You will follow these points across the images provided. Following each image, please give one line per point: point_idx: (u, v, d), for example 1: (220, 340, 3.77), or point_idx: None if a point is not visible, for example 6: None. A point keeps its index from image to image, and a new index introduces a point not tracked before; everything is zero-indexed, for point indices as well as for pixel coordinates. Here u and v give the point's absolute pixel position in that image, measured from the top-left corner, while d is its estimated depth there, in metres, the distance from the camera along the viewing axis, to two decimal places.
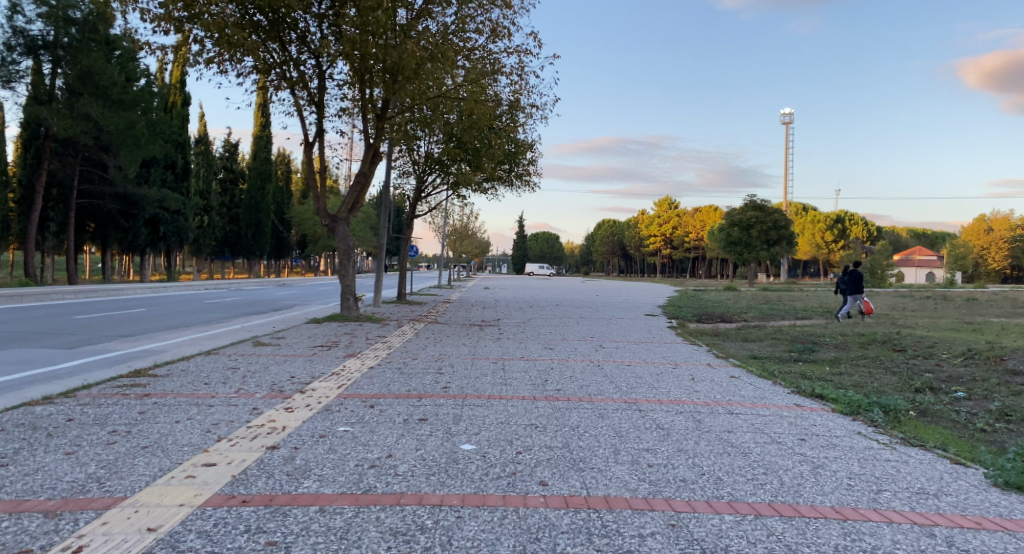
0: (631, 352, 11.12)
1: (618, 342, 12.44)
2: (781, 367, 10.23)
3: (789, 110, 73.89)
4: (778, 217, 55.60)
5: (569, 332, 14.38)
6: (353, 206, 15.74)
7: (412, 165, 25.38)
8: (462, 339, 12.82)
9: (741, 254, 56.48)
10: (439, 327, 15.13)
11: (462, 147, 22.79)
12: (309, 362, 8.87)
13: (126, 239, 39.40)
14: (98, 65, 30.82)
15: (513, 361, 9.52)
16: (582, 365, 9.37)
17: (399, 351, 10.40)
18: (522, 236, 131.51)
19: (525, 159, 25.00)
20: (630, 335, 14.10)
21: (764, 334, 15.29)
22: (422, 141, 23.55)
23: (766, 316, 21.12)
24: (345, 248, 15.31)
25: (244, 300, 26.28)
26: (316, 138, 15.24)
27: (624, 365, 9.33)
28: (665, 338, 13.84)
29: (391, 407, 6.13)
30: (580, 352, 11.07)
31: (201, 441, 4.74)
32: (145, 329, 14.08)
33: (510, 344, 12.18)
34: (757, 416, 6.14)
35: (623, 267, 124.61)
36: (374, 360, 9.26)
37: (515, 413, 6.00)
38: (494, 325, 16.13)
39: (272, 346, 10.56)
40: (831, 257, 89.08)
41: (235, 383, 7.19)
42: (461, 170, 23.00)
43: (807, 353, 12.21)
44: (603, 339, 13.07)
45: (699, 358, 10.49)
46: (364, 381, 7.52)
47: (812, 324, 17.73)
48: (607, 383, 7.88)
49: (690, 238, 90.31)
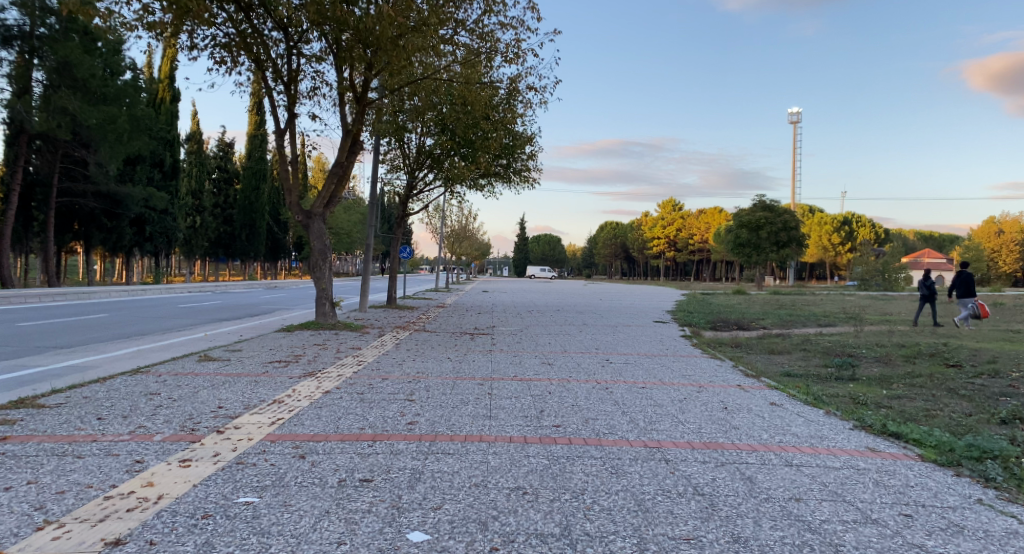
0: (645, 370, 9.47)
1: (627, 357, 10.80)
2: (825, 388, 8.58)
3: (796, 109, 72.43)
4: (787, 219, 53.96)
5: (572, 343, 12.75)
6: (330, 201, 14.18)
7: (404, 160, 23.80)
8: (451, 351, 11.22)
9: (749, 257, 54.82)
10: (425, 337, 13.54)
11: (456, 139, 21.16)
12: (253, 385, 7.25)
13: (110, 240, 37.83)
14: (76, 56, 29.22)
15: (504, 382, 7.89)
16: (588, 387, 7.76)
17: (371, 369, 8.78)
18: (524, 239, 130.05)
19: (524, 154, 23.40)
20: (641, 347, 12.45)
21: (791, 346, 13.63)
22: (414, 133, 21.99)
23: (785, 324, 19.43)
24: (319, 248, 13.85)
25: (224, 304, 24.66)
26: (288, 126, 13.71)
27: (638, 389, 7.67)
28: (681, 351, 12.19)
29: (330, 457, 4.53)
30: (585, 370, 9.45)
31: (7, 532, 3.08)
32: (91, 338, 12.44)
33: (505, 357, 10.57)
34: (826, 472, 4.50)
35: (626, 269, 122.83)
36: (334, 381, 7.65)
37: (496, 468, 4.36)
38: (488, 334, 14.54)
39: (221, 362, 8.93)
40: (839, 259, 87.31)
41: (138, 418, 5.54)
42: (455, 165, 21.46)
43: (847, 369, 10.56)
44: (610, 352, 11.43)
45: (726, 378, 8.88)
46: (310, 413, 5.91)
47: (840, 334, 16.05)
48: (619, 415, 6.25)
49: (695, 240, 88.71)
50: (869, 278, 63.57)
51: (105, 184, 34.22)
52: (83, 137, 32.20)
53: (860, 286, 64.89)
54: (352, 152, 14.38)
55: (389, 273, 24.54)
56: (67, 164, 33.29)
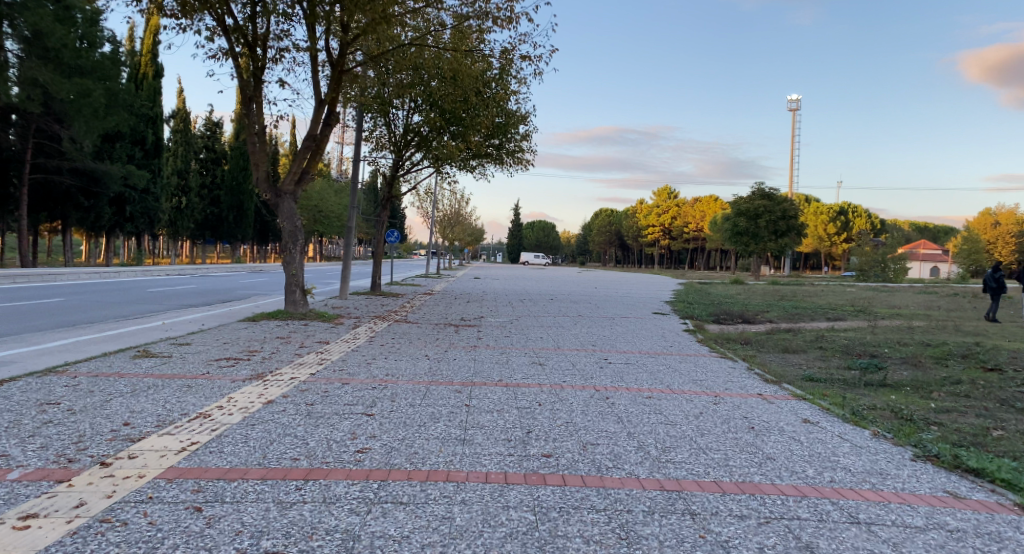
0: (651, 374, 8.23)
1: (630, 357, 9.55)
2: (857, 398, 7.46)
3: (796, 96, 71.15)
4: (787, 207, 52.83)
5: (566, 339, 11.53)
6: (301, 177, 12.82)
7: (389, 139, 22.32)
8: (430, 347, 10.02)
9: (747, 246, 53.76)
10: (405, 329, 12.33)
11: (445, 116, 19.75)
12: (184, 391, 5.94)
13: (87, 219, 36.13)
14: (46, 24, 26.75)
15: (486, 389, 6.70)
16: (587, 397, 6.55)
17: (333, 371, 7.54)
18: (518, 225, 128.50)
19: (518, 133, 21.97)
20: (645, 344, 11.22)
21: (804, 343, 12.49)
22: (400, 109, 20.54)
23: (791, 317, 18.31)
24: (289, 229, 12.53)
25: (199, 288, 23.23)
26: (255, 93, 12.26)
27: (648, 402, 6.42)
28: (689, 349, 10.99)
29: (239, 512, 3.28)
30: (582, 372, 8.22)
31: None
32: (28, 327, 11.02)
33: (492, 356, 9.36)
34: (916, 539, 3.30)
35: (620, 256, 121.69)
36: (284, 386, 6.40)
37: (462, 531, 3.18)
38: (474, 326, 13.36)
39: (160, 359, 7.56)
40: (835, 249, 86.61)
41: (7, 441, 4.19)
42: (444, 144, 20.07)
43: (874, 374, 9.44)
44: (610, 350, 10.20)
45: (744, 385, 7.70)
46: (237, 434, 4.64)
47: (853, 330, 14.92)
48: (625, 440, 5.02)
49: (691, 228, 87.57)
50: (867, 269, 62.85)
51: (81, 160, 32.38)
52: (56, 110, 30.24)
53: (857, 277, 64.12)
54: (329, 124, 12.96)
55: (373, 258, 23.22)
56: (39, 139, 31.35)
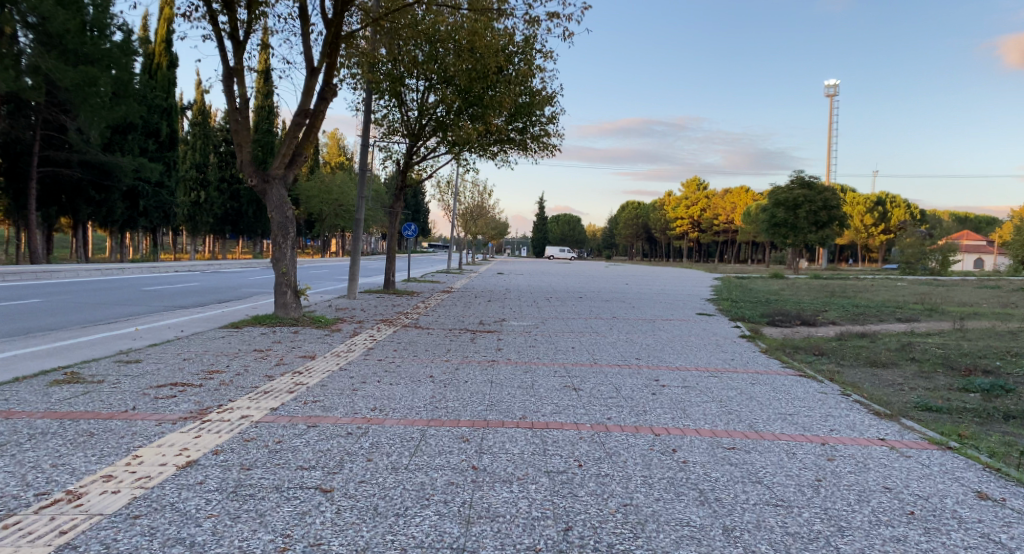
0: (721, 405, 6.25)
1: (687, 378, 7.56)
2: (1017, 444, 5.39)
3: (833, 81, 67.78)
4: (827, 197, 49.73)
5: (603, 351, 9.57)
6: (292, 161, 11.08)
7: (402, 123, 20.14)
8: (439, 362, 8.20)
9: (785, 238, 50.87)
10: (413, 336, 10.55)
11: (462, 93, 17.67)
12: (76, 444, 4.16)
13: (100, 214, 35.30)
14: (47, 7, 25.39)
15: (501, 437, 4.83)
16: (645, 451, 4.64)
17: (306, 404, 5.77)
18: (543, 219, 126.39)
19: (544, 115, 19.73)
20: (702, 359, 9.18)
21: (890, 353, 10.32)
22: (412, 87, 18.46)
23: (854, 318, 16.02)
24: (280, 220, 10.83)
25: (205, 286, 21.80)
26: (237, 65, 10.54)
27: (736, 462, 4.45)
28: (755, 363, 8.96)
29: None
30: (629, 402, 6.30)
31: None
32: None
33: (513, 375, 7.50)
34: None
35: (648, 250, 118.66)
36: (223, 436, 4.60)
37: None
38: (494, 332, 11.50)
39: (84, 385, 5.84)
40: (872, 241, 82.51)
41: None
42: (460, 126, 17.94)
43: (1005, 399, 7.29)
44: (661, 368, 8.21)
45: (853, 424, 5.68)
46: (89, 548, 2.80)
47: (939, 333, 12.65)
48: (726, 549, 3.09)
49: (722, 220, 84.43)
50: (912, 261, 59.10)
51: (90, 152, 31.39)
52: (61, 99, 29.09)
53: (901, 270, 60.40)
54: (325, 97, 11.19)
55: (386, 252, 21.44)
56: (47, 130, 30.35)
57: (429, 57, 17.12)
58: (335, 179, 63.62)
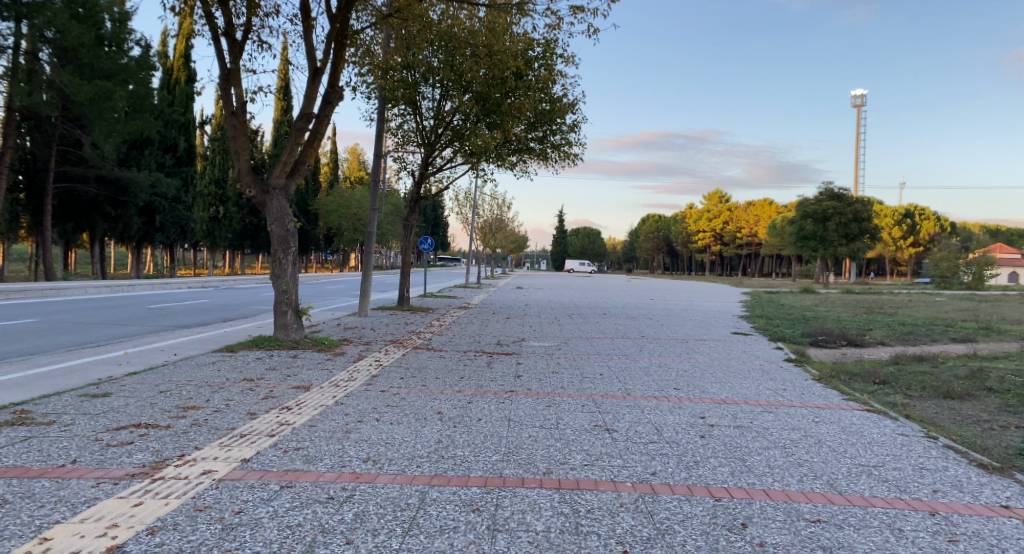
0: (787, 453, 5.15)
1: (737, 416, 6.44)
2: None
3: (860, 91, 66.14)
4: (858, 208, 47.98)
5: (635, 379, 8.48)
6: (294, 170, 10.32)
7: (417, 134, 19.32)
8: (449, 393, 7.21)
9: (814, 251, 49.15)
10: (424, 361, 9.56)
11: (480, 99, 16.82)
12: None
13: (117, 230, 35.28)
14: (64, 22, 25.32)
15: (521, 507, 3.78)
16: (708, 528, 3.56)
17: (283, 454, 4.80)
18: (562, 233, 125.60)
19: (566, 123, 18.77)
20: (749, 389, 8.04)
21: (966, 379, 9.02)
22: (427, 94, 17.66)
23: (906, 337, 14.64)
24: (280, 233, 10.02)
25: (215, 303, 21.19)
26: (234, 67, 9.82)
27: (830, 546, 3.34)
28: (812, 395, 7.77)
29: None
30: (674, 450, 5.20)
31: None
32: None
33: (533, 411, 6.46)
34: None
35: (669, 263, 116.95)
36: (167, 506, 3.64)
37: None
38: (512, 355, 10.45)
39: (26, 430, 4.96)
40: (901, 255, 79.95)
41: None
42: (477, 135, 17.08)
43: None
44: (704, 402, 7.11)
45: (964, 479, 4.45)
46: None
47: (1011, 355, 11.27)
48: None
49: (744, 233, 82.72)
50: (948, 275, 56.63)
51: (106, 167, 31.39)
52: (76, 113, 28.98)
53: (937, 284, 57.95)
54: (330, 100, 10.41)
55: (400, 267, 20.58)
56: (63, 146, 30.37)
57: (444, 62, 16.36)
58: (353, 194, 63.43)
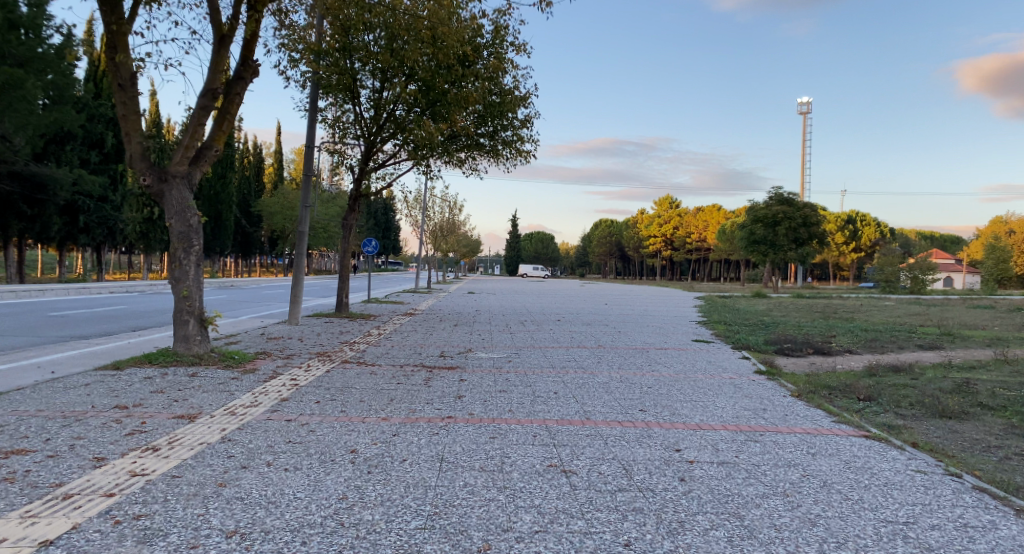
0: (793, 504, 4.07)
1: (718, 448, 5.41)
2: None
3: (805, 100, 67.88)
4: (807, 214, 48.84)
5: (595, 398, 7.35)
6: (198, 156, 8.73)
7: (356, 126, 17.75)
8: (373, 423, 5.90)
9: (765, 255, 49.79)
10: (351, 380, 8.16)
11: (426, 86, 15.49)
12: None
13: (34, 230, 31.96)
14: None
15: None
16: None
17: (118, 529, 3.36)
18: (515, 237, 125.01)
19: (516, 116, 17.61)
20: (725, 409, 7.02)
21: (949, 393, 8.35)
22: (366, 81, 16.15)
23: (869, 345, 14.13)
24: (181, 230, 8.41)
25: (130, 309, 19.06)
26: (119, 28, 7.94)
27: None
28: (796, 417, 6.80)
29: None
30: (651, 502, 4.06)
31: None
32: None
33: (475, 445, 5.25)
34: None
35: (621, 268, 117.89)
36: None
37: None
38: (455, 370, 9.16)
39: None
40: (842, 260, 82.71)
41: None
42: (421, 126, 15.72)
43: None
44: (677, 428, 6.02)
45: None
46: None
47: (981, 364, 10.81)
48: None
49: (694, 239, 83.85)
50: (891, 280, 58.71)
51: (19, 161, 28.30)
52: None
53: (880, 288, 59.91)
54: (242, 76, 8.97)
55: (339, 270, 19.01)
56: None
57: (385, 46, 15.01)
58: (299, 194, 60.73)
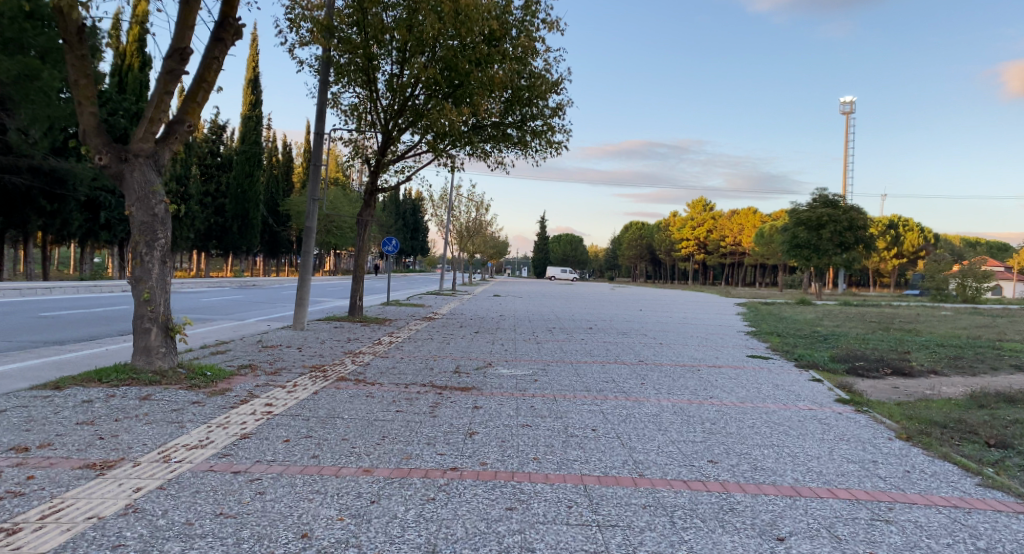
0: None
1: (840, 537, 3.67)
2: None
3: (849, 99, 64.86)
4: (854, 216, 45.82)
5: (646, 440, 5.64)
6: (166, 133, 7.36)
7: (373, 114, 16.36)
8: (350, 479, 4.32)
9: (808, 260, 46.96)
10: (341, 406, 6.60)
11: (447, 65, 13.99)
12: None
13: (54, 225, 32.41)
14: None
15: None
16: None
17: None
18: (543, 240, 123.37)
19: (546, 102, 15.94)
20: (823, 463, 5.24)
21: None
22: (383, 62, 14.76)
23: (957, 365, 12.02)
24: (143, 219, 7.01)
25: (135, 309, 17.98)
26: None
27: None
28: (926, 475, 4.99)
29: None
30: None
31: None
32: None
33: (481, 524, 3.61)
34: None
35: (652, 272, 114.98)
36: None
37: None
38: (470, 393, 7.56)
39: None
40: (887, 266, 78.65)
41: None
42: (439, 109, 14.22)
43: None
44: (767, 498, 4.29)
45: None
46: None
47: None
48: None
49: (727, 242, 81.00)
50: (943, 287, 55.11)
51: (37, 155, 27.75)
52: None
53: (931, 296, 56.31)
54: (221, 38, 7.59)
55: (354, 270, 17.59)
56: None
57: (402, 22, 13.64)
58: None
